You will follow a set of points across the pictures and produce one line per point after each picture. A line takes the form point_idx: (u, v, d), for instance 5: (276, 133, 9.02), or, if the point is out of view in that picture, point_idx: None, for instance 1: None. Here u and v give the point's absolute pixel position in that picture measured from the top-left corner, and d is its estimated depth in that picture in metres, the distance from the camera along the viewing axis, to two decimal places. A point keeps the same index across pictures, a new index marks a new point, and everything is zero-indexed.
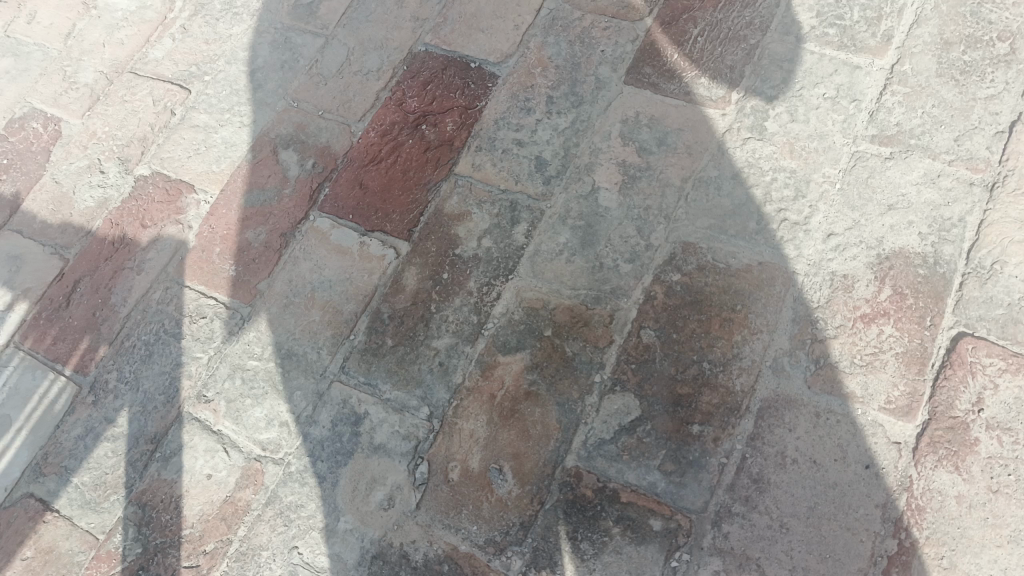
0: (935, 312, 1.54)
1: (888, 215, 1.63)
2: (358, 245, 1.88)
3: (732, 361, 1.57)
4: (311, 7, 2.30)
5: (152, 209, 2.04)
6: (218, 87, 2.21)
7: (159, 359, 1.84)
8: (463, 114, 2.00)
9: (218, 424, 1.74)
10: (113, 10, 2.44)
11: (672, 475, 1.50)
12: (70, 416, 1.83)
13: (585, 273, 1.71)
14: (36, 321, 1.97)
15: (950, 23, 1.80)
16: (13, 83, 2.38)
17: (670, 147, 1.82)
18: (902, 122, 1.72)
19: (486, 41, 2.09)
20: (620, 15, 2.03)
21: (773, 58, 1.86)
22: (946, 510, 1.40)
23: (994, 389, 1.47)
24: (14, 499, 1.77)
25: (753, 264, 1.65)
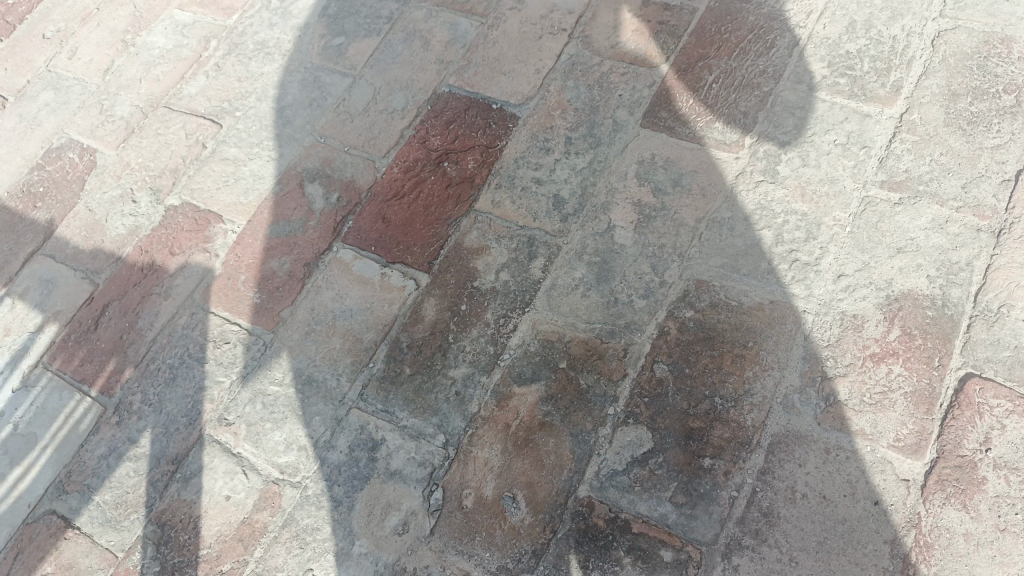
0: (943, 353, 1.57)
1: (897, 257, 1.68)
2: (380, 276, 1.94)
3: (743, 397, 1.60)
4: (340, 49, 2.40)
5: (181, 237, 2.11)
6: (248, 122, 2.30)
7: (183, 382, 1.89)
8: (484, 152, 2.07)
9: (239, 446, 1.78)
10: (151, 47, 2.56)
11: (683, 507, 1.52)
12: (94, 436, 1.87)
13: (600, 307, 1.76)
14: (65, 343, 2.03)
15: (957, 76, 1.87)
16: (53, 116, 2.49)
17: (685, 188, 1.88)
18: (911, 169, 1.78)
19: (508, 84, 2.18)
20: (638, 61, 2.12)
21: (786, 105, 1.93)
22: (954, 548, 1.42)
23: (1002, 429, 1.49)
24: (37, 515, 1.80)
25: (764, 302, 1.69)
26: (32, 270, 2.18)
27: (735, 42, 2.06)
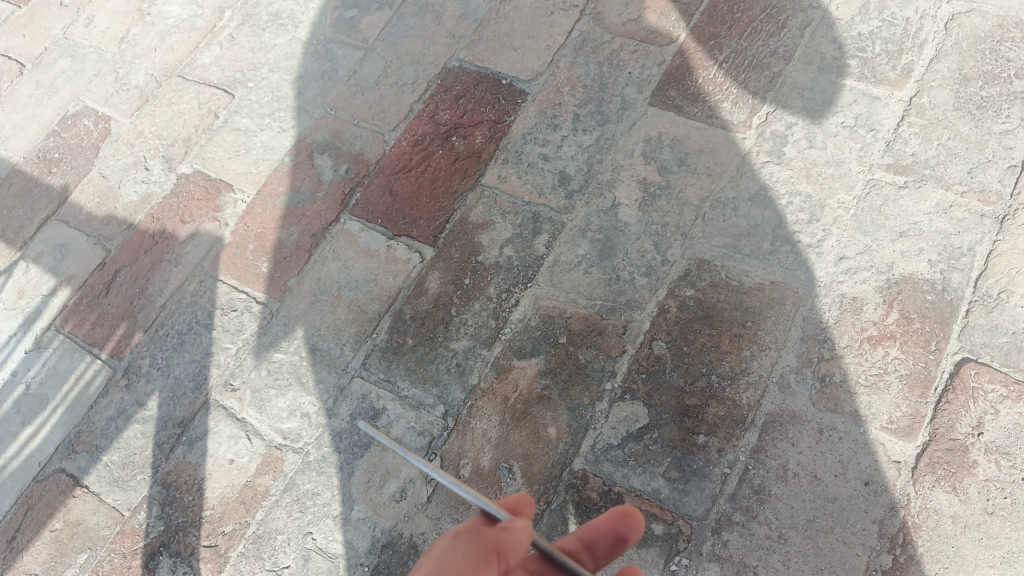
0: (941, 337, 1.58)
1: (899, 241, 1.68)
2: (385, 248, 1.96)
3: (739, 375, 1.61)
4: (353, 21, 2.41)
5: (192, 206, 2.14)
6: (260, 93, 2.32)
7: (190, 348, 1.93)
8: (492, 128, 2.08)
9: (243, 411, 1.82)
10: (166, 17, 2.58)
11: (676, 483, 1.54)
12: (103, 398, 1.92)
13: (601, 284, 1.78)
14: (78, 306, 2.07)
15: (969, 59, 1.86)
16: (69, 83, 2.52)
17: (690, 168, 1.88)
18: (918, 153, 1.77)
19: (518, 59, 2.18)
20: (648, 39, 2.11)
21: (795, 86, 1.92)
22: (942, 529, 1.43)
23: (995, 414, 1.50)
24: (48, 473, 1.86)
25: (765, 283, 1.70)
26: (46, 235, 2.22)
27: (747, 22, 2.05)
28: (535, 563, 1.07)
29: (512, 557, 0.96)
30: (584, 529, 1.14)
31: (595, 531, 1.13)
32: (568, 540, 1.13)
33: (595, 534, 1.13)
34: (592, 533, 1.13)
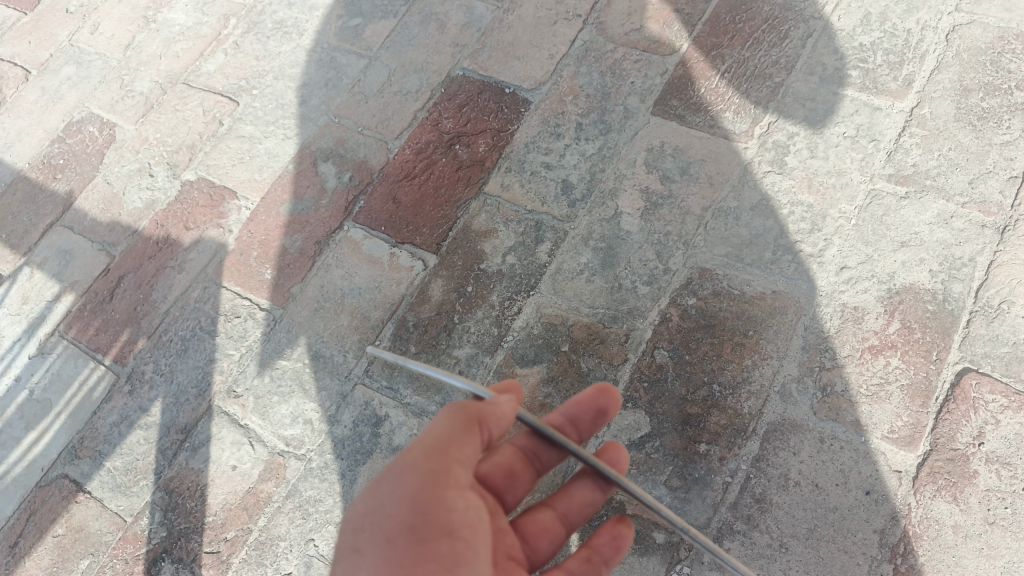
0: (942, 347, 1.58)
1: (900, 251, 1.69)
2: (388, 256, 1.97)
3: (741, 384, 1.62)
4: (357, 30, 2.42)
5: (196, 212, 2.15)
6: (265, 100, 2.33)
7: (194, 354, 1.93)
8: (496, 136, 2.09)
9: (246, 418, 1.82)
10: (172, 24, 2.59)
11: (677, 491, 1.55)
12: (107, 403, 1.93)
13: (604, 293, 1.78)
14: (81, 312, 2.08)
15: (970, 71, 1.87)
16: (74, 90, 2.54)
17: (692, 177, 1.89)
18: (919, 163, 1.78)
19: (521, 68, 2.19)
20: (651, 49, 2.12)
21: (797, 97, 1.93)
22: (942, 539, 1.43)
23: (996, 424, 1.50)
24: (51, 478, 1.86)
25: (766, 292, 1.71)
26: (51, 241, 2.23)
27: (749, 32, 2.07)
28: (524, 439, 1.33)
29: (493, 427, 1.19)
30: (568, 407, 1.35)
31: (578, 407, 1.35)
32: (555, 417, 1.35)
33: (578, 410, 1.35)
34: (576, 410, 1.35)
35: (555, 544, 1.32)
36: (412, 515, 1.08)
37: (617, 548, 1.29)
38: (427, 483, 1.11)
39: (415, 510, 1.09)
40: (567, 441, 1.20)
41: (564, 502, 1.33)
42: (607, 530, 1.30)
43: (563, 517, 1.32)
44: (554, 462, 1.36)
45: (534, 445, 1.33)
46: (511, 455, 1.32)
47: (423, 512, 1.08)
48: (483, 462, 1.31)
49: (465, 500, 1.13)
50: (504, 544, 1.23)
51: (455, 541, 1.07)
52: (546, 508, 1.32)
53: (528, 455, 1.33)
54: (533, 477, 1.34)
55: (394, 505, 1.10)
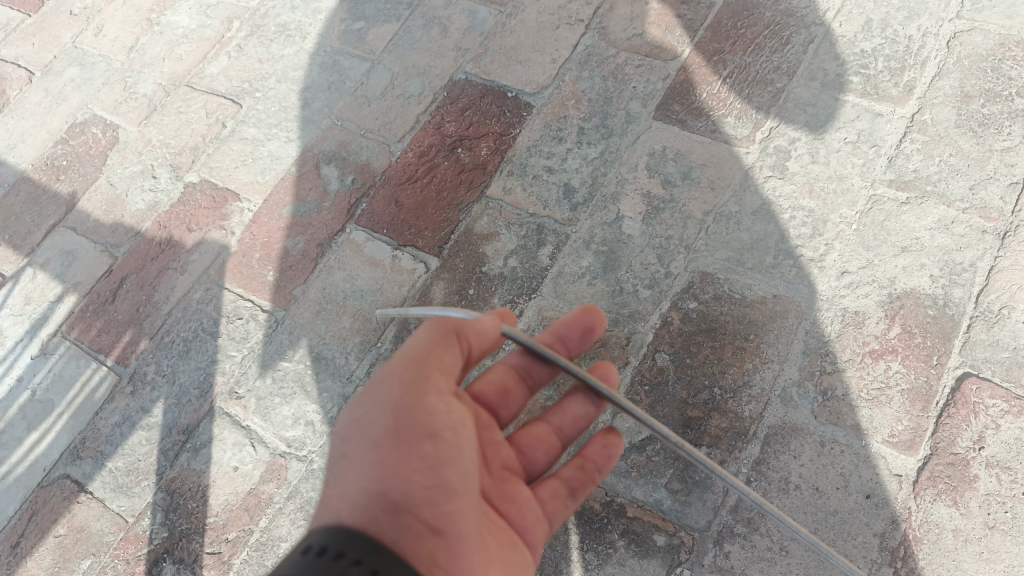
0: (942, 352, 1.59)
1: (901, 256, 1.69)
2: (391, 258, 1.98)
3: (741, 388, 1.62)
4: (360, 33, 2.43)
5: (199, 214, 2.16)
6: (268, 103, 2.34)
7: (196, 355, 1.94)
8: (498, 140, 2.10)
9: (248, 419, 1.83)
10: (175, 27, 2.60)
11: (678, 494, 1.55)
12: (108, 404, 1.93)
13: (605, 296, 1.79)
14: (84, 313, 2.09)
15: (971, 77, 1.88)
16: (78, 91, 2.54)
17: (694, 181, 1.90)
18: (919, 169, 1.79)
19: (524, 73, 2.20)
20: (653, 54, 2.13)
21: (799, 102, 1.94)
22: (942, 543, 1.43)
23: (996, 429, 1.51)
24: (52, 479, 1.87)
25: (768, 296, 1.71)
26: (53, 242, 2.24)
27: (750, 38, 2.08)
28: (515, 358, 1.45)
29: (472, 338, 1.30)
30: (558, 327, 1.48)
31: (568, 327, 1.47)
32: (546, 337, 1.47)
33: (567, 329, 1.48)
34: (565, 329, 1.48)
35: (549, 456, 1.42)
36: (394, 419, 1.16)
37: (608, 456, 1.39)
38: (409, 389, 1.19)
39: (397, 414, 1.16)
40: (557, 357, 1.34)
41: (558, 417, 1.44)
42: (597, 439, 1.40)
43: (557, 431, 1.43)
44: (547, 380, 1.48)
45: (526, 363, 1.45)
46: (504, 374, 1.44)
47: (405, 417, 1.16)
48: (478, 381, 1.43)
49: (450, 404, 1.21)
50: (498, 452, 1.35)
51: (438, 441, 1.16)
52: (541, 422, 1.44)
53: (520, 374, 1.45)
54: (526, 394, 1.46)
55: (377, 412, 1.17)
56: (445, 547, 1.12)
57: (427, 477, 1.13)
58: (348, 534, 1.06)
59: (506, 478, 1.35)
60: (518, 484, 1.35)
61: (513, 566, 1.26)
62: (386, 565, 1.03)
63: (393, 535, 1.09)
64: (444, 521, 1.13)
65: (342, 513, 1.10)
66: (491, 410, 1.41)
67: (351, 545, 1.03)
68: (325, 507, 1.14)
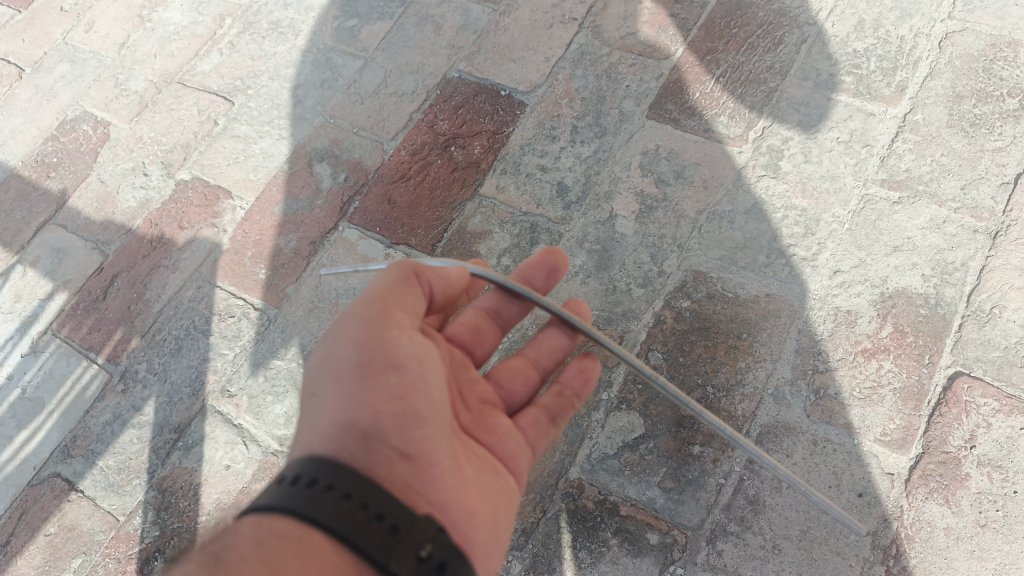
0: (934, 351, 1.59)
1: (893, 256, 1.70)
2: (383, 256, 1.97)
3: (734, 386, 1.62)
4: (353, 31, 2.42)
5: (191, 211, 2.15)
6: (260, 100, 2.33)
7: (187, 354, 1.93)
8: (491, 138, 2.10)
9: (240, 418, 1.82)
10: (167, 24, 2.59)
11: (671, 492, 1.55)
12: (99, 403, 1.92)
13: (599, 294, 1.79)
14: (74, 311, 2.07)
15: (963, 77, 1.88)
16: (69, 88, 2.53)
17: (687, 180, 1.90)
18: (911, 169, 1.79)
19: (517, 71, 2.20)
20: (647, 53, 2.13)
21: (792, 102, 1.95)
22: (934, 541, 1.44)
23: (987, 427, 1.52)
24: (42, 478, 1.85)
25: (760, 295, 1.72)
26: (44, 239, 2.22)
27: (744, 37, 2.08)
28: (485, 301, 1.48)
29: (430, 277, 1.32)
30: (524, 268, 1.51)
31: (532, 268, 1.51)
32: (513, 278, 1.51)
33: (532, 270, 1.51)
34: (531, 270, 1.51)
35: (528, 389, 1.44)
36: (357, 353, 1.19)
37: (585, 381, 1.42)
38: (370, 324, 1.21)
39: (359, 348, 1.19)
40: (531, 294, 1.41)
41: (533, 351, 1.46)
42: (574, 366, 1.42)
43: (534, 364, 1.45)
44: (518, 320, 1.51)
45: (496, 303, 1.49)
46: (475, 315, 1.46)
47: (367, 351, 1.18)
48: (450, 324, 1.45)
49: (414, 337, 1.23)
50: (475, 388, 1.36)
51: (402, 371, 1.18)
52: (517, 358, 1.45)
53: (491, 315, 1.48)
54: (499, 334, 1.49)
55: (341, 349, 1.21)
56: (420, 470, 1.14)
57: (394, 406, 1.16)
58: (322, 463, 1.06)
59: (485, 411, 1.35)
60: (498, 416, 1.35)
61: (499, 492, 1.26)
62: (363, 488, 1.03)
63: (364, 459, 1.12)
64: (417, 446, 1.15)
65: (312, 444, 1.15)
66: (466, 350, 1.43)
67: (324, 472, 1.04)
68: (301, 443, 1.18)
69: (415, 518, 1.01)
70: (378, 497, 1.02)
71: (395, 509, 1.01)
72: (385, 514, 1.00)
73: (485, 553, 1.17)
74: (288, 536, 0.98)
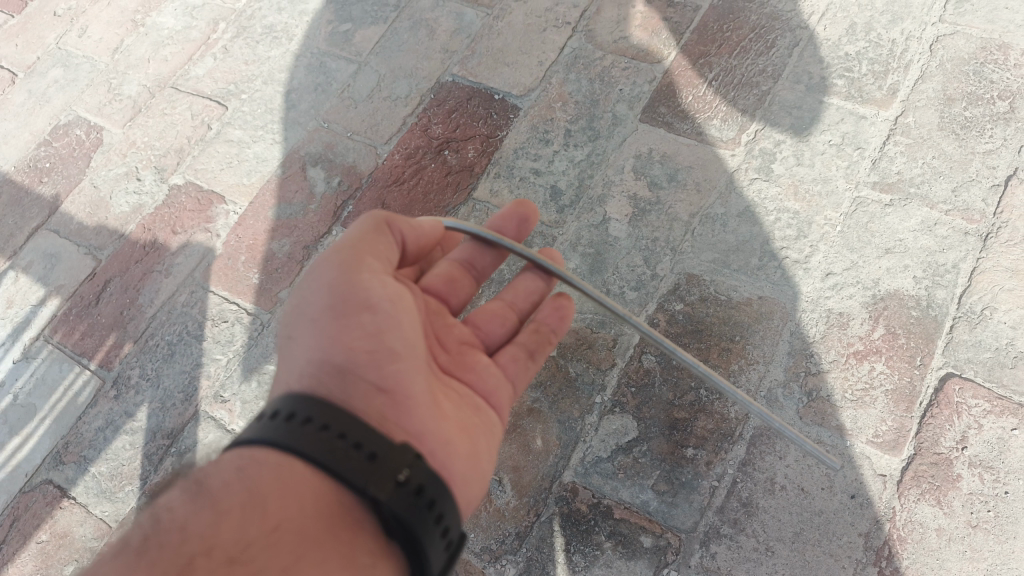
0: (926, 352, 1.60)
1: (885, 258, 1.71)
2: None
3: (727, 389, 1.63)
4: (347, 35, 2.43)
5: (184, 216, 2.15)
6: (254, 105, 2.33)
7: (181, 359, 1.93)
8: (485, 142, 2.10)
9: (233, 423, 1.81)
10: (161, 28, 2.59)
11: (665, 495, 1.55)
12: (92, 408, 1.91)
13: (592, 298, 1.79)
14: (67, 316, 2.07)
15: (954, 80, 1.89)
16: (62, 92, 2.52)
17: (680, 183, 1.90)
18: (903, 171, 1.80)
19: (511, 75, 2.20)
20: (639, 57, 2.14)
21: (784, 105, 1.96)
22: (926, 542, 1.44)
23: (979, 428, 1.52)
24: (34, 484, 1.85)
25: (753, 298, 1.72)
26: (37, 244, 2.22)
27: (736, 41, 2.09)
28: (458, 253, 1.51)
29: (402, 227, 1.36)
30: (495, 220, 1.55)
31: (503, 220, 1.54)
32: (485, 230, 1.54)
33: (503, 222, 1.54)
34: (501, 222, 1.54)
35: (507, 329, 1.46)
36: (331, 297, 1.23)
37: (560, 319, 1.46)
38: (342, 269, 1.25)
39: (332, 291, 1.23)
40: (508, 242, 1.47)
41: (510, 295, 1.50)
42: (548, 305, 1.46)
43: (512, 306, 1.48)
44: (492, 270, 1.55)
45: (469, 255, 1.52)
46: (449, 266, 1.49)
47: (340, 294, 1.23)
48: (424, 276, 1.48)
49: (386, 280, 1.27)
50: (452, 331, 1.39)
51: (375, 310, 1.22)
52: (494, 302, 1.48)
53: (465, 266, 1.51)
54: (474, 284, 1.52)
55: (316, 295, 1.25)
56: (397, 402, 1.16)
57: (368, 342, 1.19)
58: (299, 396, 1.08)
59: (463, 351, 1.38)
60: (477, 355, 1.38)
61: (479, 425, 1.28)
62: (340, 418, 1.04)
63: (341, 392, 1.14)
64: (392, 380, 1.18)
65: (291, 382, 1.17)
66: (443, 299, 1.45)
67: (302, 404, 1.05)
68: (280, 383, 1.21)
69: (392, 444, 1.02)
70: (355, 426, 1.03)
71: (372, 437, 1.02)
72: (363, 443, 1.01)
73: (465, 481, 1.19)
74: (268, 465, 1.00)
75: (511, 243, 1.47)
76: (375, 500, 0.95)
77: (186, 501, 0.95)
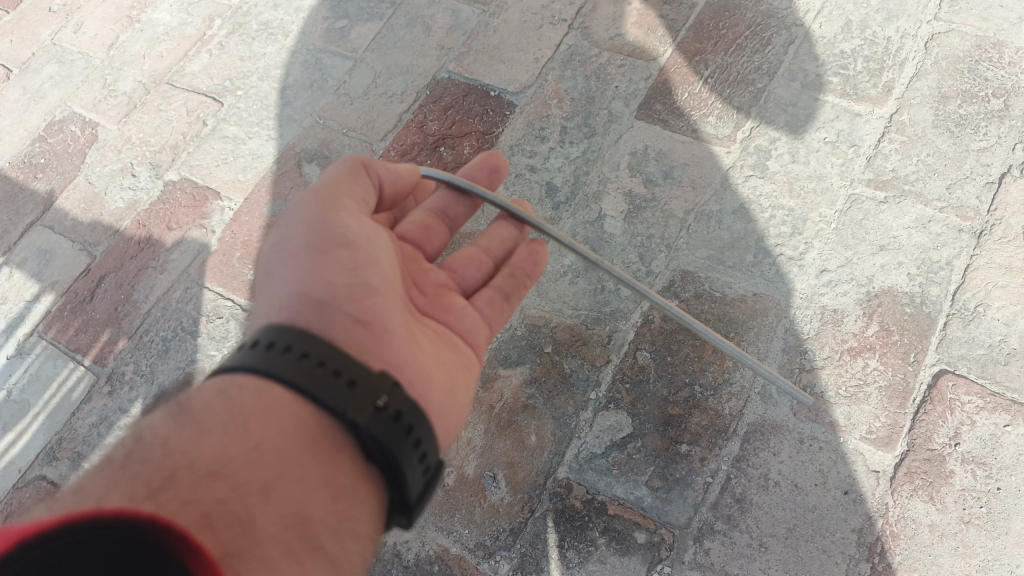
0: (920, 349, 1.60)
1: (879, 255, 1.71)
2: None
3: (721, 385, 1.63)
4: (343, 31, 2.42)
5: (179, 212, 2.14)
6: (249, 101, 2.32)
7: (175, 355, 1.92)
8: (481, 139, 2.10)
9: None
10: (156, 25, 2.58)
11: (659, 491, 1.55)
12: (86, 404, 1.91)
13: (587, 295, 1.80)
14: (61, 312, 2.06)
15: (948, 78, 1.90)
16: (57, 88, 2.52)
17: (675, 180, 1.90)
18: (897, 168, 1.81)
19: (506, 72, 2.20)
20: (635, 54, 2.14)
21: (779, 102, 1.96)
22: (919, 538, 1.45)
23: (972, 424, 1.52)
24: (28, 480, 1.84)
25: (748, 295, 1.72)
26: (31, 240, 2.21)
27: (732, 38, 2.09)
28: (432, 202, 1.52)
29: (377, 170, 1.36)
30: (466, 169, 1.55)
31: (474, 169, 1.55)
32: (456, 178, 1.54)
33: (474, 170, 1.55)
34: (473, 170, 1.55)
35: (483, 274, 1.48)
36: (308, 234, 1.24)
37: (534, 263, 1.48)
38: (320, 208, 1.26)
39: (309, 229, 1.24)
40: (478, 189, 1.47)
41: (485, 241, 1.51)
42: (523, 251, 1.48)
43: (487, 252, 1.49)
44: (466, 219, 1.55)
45: (443, 204, 1.52)
46: (423, 215, 1.49)
47: (317, 232, 1.24)
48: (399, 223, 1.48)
49: (363, 219, 1.28)
50: (428, 275, 1.40)
51: (352, 247, 1.23)
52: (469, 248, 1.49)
53: (439, 215, 1.51)
54: (449, 232, 1.53)
55: (293, 233, 1.25)
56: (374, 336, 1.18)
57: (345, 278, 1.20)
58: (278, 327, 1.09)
59: (441, 293, 1.39)
60: (454, 296, 1.40)
61: (457, 362, 1.31)
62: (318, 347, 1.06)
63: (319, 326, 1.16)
64: (369, 314, 1.19)
65: (269, 316, 1.18)
66: (418, 245, 1.46)
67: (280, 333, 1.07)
68: (258, 318, 1.22)
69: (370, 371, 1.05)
70: (333, 354, 1.05)
71: (351, 365, 1.04)
72: (343, 369, 1.03)
73: (442, 412, 1.21)
74: (248, 388, 1.03)
75: (484, 192, 1.47)
76: (354, 424, 0.98)
77: (169, 421, 0.99)
